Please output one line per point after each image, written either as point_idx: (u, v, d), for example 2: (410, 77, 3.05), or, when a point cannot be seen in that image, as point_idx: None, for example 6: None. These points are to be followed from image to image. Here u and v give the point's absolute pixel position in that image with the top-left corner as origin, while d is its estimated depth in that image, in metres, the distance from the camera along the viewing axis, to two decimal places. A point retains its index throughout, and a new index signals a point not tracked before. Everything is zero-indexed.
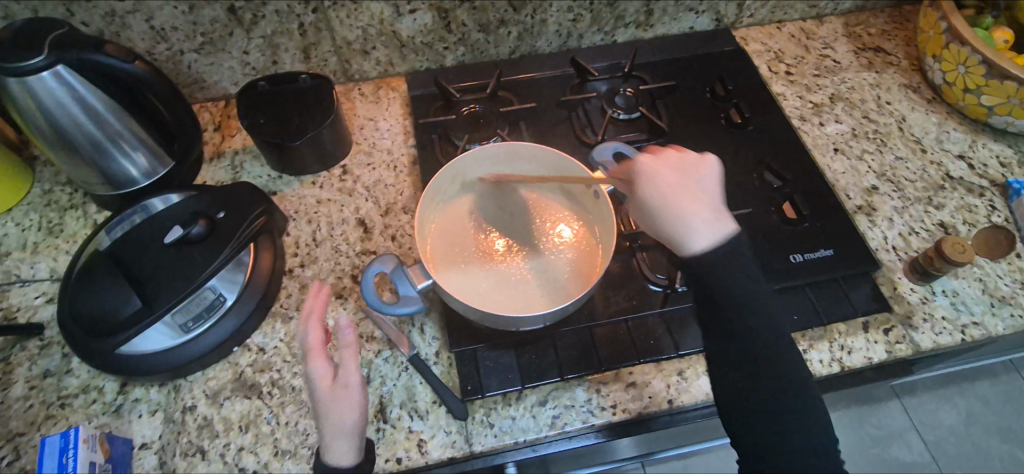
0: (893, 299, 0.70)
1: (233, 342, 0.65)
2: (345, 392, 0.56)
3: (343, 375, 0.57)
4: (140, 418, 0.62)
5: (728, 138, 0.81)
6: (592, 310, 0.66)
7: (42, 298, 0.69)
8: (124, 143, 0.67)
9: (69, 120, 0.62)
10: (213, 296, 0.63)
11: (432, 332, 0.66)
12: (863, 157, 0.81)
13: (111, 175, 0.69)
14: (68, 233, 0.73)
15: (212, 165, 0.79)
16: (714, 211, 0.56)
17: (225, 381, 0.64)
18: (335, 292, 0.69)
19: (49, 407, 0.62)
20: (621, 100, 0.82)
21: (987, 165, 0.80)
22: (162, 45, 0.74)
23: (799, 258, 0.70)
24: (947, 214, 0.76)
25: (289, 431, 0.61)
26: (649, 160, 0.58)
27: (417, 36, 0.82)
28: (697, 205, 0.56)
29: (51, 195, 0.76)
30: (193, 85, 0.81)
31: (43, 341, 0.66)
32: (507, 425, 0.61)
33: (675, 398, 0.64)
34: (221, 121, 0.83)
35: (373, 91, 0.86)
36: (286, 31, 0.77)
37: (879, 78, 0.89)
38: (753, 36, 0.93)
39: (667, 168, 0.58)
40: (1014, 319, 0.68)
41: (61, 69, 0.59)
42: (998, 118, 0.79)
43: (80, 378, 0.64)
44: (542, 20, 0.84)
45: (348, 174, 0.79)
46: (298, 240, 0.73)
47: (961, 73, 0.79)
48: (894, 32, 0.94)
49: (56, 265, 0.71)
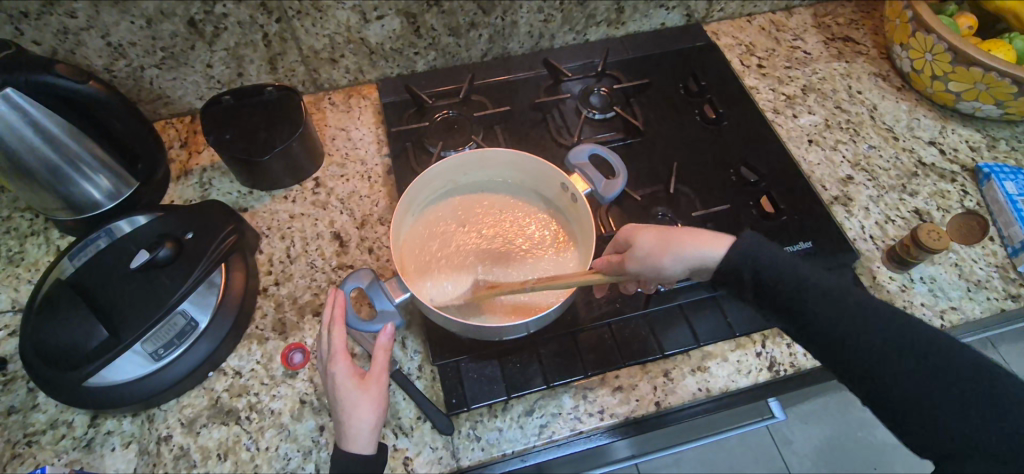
0: (873, 288, 0.70)
1: (209, 367, 0.63)
2: (371, 385, 0.54)
3: (374, 372, 0.55)
4: (113, 451, 0.60)
5: (703, 133, 0.81)
6: (575, 315, 0.65)
7: (4, 331, 0.66)
8: (84, 165, 0.64)
9: (22, 145, 0.59)
10: (184, 322, 0.61)
11: (413, 346, 0.65)
12: (837, 147, 0.82)
13: (71, 199, 0.66)
14: (29, 261, 0.70)
15: (180, 183, 0.76)
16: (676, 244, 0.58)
17: (201, 407, 0.62)
18: (312, 309, 0.68)
19: (16, 445, 0.60)
20: (596, 100, 0.81)
21: (958, 150, 0.81)
22: (121, 62, 0.72)
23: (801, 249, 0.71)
24: (921, 201, 0.77)
25: (270, 456, 0.59)
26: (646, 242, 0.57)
27: (385, 42, 0.80)
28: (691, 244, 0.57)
29: (8, 222, 0.72)
30: (156, 101, 0.79)
31: (6, 376, 0.63)
32: (494, 437, 0.61)
33: (662, 400, 0.63)
34: (186, 137, 0.80)
35: (344, 100, 0.85)
36: (249, 42, 0.74)
37: (849, 67, 0.90)
38: (724, 30, 0.93)
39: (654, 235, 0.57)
40: (990, 302, 0.69)
41: (10, 91, 0.55)
42: (966, 104, 0.80)
43: (47, 413, 0.61)
44: (513, 21, 0.83)
45: (321, 187, 0.77)
46: (272, 257, 0.71)
47: (929, 60, 0.79)
48: (862, 21, 0.94)
49: (17, 295, 0.68)
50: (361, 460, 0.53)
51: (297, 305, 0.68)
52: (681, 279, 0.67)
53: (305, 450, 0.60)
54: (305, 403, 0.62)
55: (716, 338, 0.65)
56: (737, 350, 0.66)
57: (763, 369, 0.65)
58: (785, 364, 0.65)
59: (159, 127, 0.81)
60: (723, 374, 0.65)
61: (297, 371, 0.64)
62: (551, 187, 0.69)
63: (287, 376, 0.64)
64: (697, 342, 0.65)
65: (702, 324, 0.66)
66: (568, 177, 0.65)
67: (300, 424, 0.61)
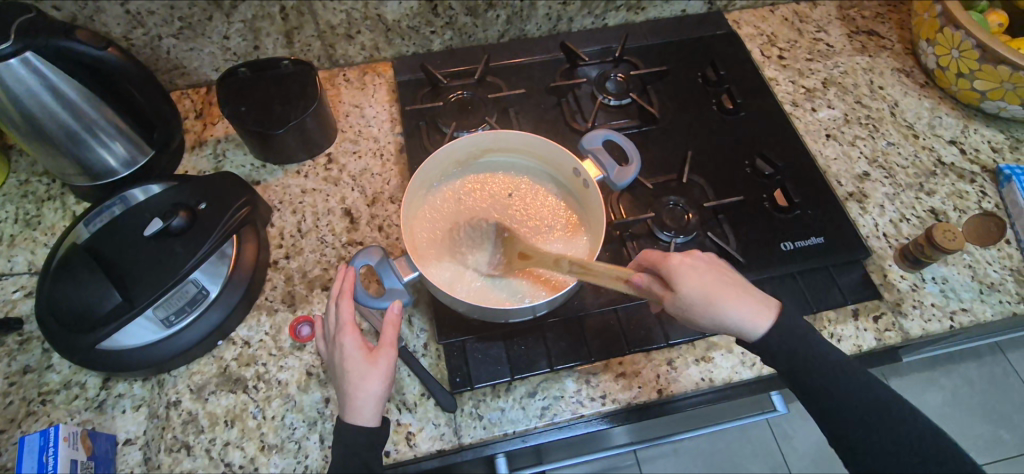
0: (883, 286, 0.70)
1: (218, 336, 0.64)
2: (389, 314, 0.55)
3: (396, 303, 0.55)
4: (124, 413, 0.61)
5: (720, 124, 0.80)
6: (582, 300, 0.65)
7: (20, 292, 0.67)
8: (101, 132, 0.64)
9: (43, 110, 0.60)
10: (196, 289, 0.62)
11: (420, 324, 0.65)
12: (855, 143, 0.80)
13: (88, 165, 0.67)
14: (46, 225, 0.71)
15: (194, 154, 0.77)
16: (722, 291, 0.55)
17: (210, 375, 0.63)
18: (321, 284, 0.68)
19: (30, 404, 0.61)
20: (612, 86, 0.81)
21: (978, 150, 0.80)
22: (139, 30, 0.72)
23: (821, 241, 0.71)
24: (938, 200, 0.76)
25: (276, 425, 0.61)
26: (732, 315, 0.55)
27: (402, 20, 0.80)
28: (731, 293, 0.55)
29: (27, 186, 0.73)
30: (173, 71, 0.79)
31: (22, 336, 0.65)
32: (496, 417, 0.61)
33: (664, 388, 0.63)
34: (202, 108, 0.80)
35: (359, 77, 0.84)
36: (267, 15, 0.74)
37: (872, 62, 0.88)
38: (746, 19, 0.92)
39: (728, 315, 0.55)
40: (1002, 305, 0.69)
41: (29, 56, 0.56)
42: (991, 103, 0.78)
43: (61, 373, 0.63)
44: (531, 3, 0.82)
45: (334, 162, 0.77)
46: (283, 231, 0.72)
47: (955, 57, 0.78)
48: (888, 15, 0.92)
49: (34, 258, 0.69)
50: (364, 431, 0.53)
51: (306, 279, 0.69)
52: None
53: (310, 421, 0.61)
54: (311, 375, 0.63)
55: (722, 330, 0.65)
56: None
57: (767, 362, 0.65)
58: None
59: (175, 97, 0.81)
60: (728, 365, 0.65)
61: (304, 344, 0.65)
62: (561, 172, 0.69)
63: (295, 348, 0.64)
64: (703, 332, 0.65)
65: None
66: (581, 163, 0.65)
67: (306, 395, 0.62)
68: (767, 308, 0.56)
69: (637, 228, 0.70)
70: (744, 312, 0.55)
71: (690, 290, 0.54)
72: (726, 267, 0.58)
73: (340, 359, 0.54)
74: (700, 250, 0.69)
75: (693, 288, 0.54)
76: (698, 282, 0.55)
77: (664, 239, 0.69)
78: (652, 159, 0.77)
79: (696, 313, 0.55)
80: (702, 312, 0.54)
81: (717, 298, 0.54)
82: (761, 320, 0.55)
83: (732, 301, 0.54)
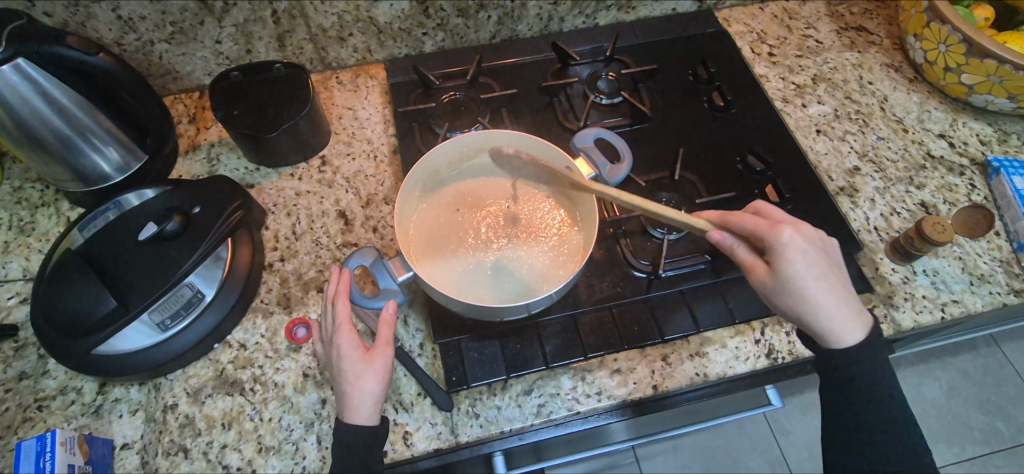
0: (875, 279, 0.70)
1: (214, 339, 0.64)
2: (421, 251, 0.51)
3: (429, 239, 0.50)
4: (121, 418, 0.61)
5: (711, 121, 0.81)
6: (577, 297, 0.66)
7: (15, 299, 0.67)
8: (94, 138, 0.64)
9: (35, 117, 0.60)
10: (191, 293, 0.62)
11: (416, 324, 0.66)
12: (845, 138, 0.81)
13: (81, 171, 0.67)
14: (40, 232, 0.71)
15: (188, 158, 0.77)
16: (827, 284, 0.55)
17: (207, 378, 0.63)
18: (316, 285, 0.69)
19: (27, 410, 0.61)
20: (604, 85, 0.81)
21: (967, 143, 0.80)
22: (131, 35, 0.72)
23: None
24: (928, 194, 0.76)
25: (273, 427, 0.61)
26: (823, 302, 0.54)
27: (394, 22, 0.80)
28: (831, 286, 0.55)
29: (20, 193, 0.73)
30: (165, 76, 0.79)
31: (18, 342, 0.65)
32: (493, 415, 0.61)
33: (659, 383, 0.64)
34: (195, 112, 0.81)
35: (352, 80, 0.84)
36: (258, 18, 0.74)
37: (861, 57, 0.89)
38: (736, 17, 0.92)
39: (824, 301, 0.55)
40: (993, 296, 0.69)
41: (20, 62, 0.56)
42: (979, 97, 0.79)
43: (58, 379, 0.63)
44: (522, 4, 0.83)
45: (328, 165, 0.77)
46: (278, 234, 0.72)
47: (942, 52, 0.78)
48: (876, 11, 0.93)
49: (29, 265, 0.69)
50: (361, 431, 0.54)
51: (301, 281, 0.69)
52: (682, 266, 0.68)
53: (307, 422, 0.61)
54: (307, 377, 0.63)
55: (716, 325, 0.66)
56: (736, 337, 0.67)
57: (761, 356, 0.66)
58: (784, 352, 0.66)
59: (168, 102, 0.81)
60: (722, 359, 0.65)
61: (300, 345, 0.65)
62: None
63: (291, 350, 0.65)
64: (697, 327, 0.65)
65: (704, 311, 0.66)
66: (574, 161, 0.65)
67: (302, 396, 0.62)
68: (860, 314, 0.56)
69: (630, 225, 0.70)
70: (839, 312, 0.55)
71: (795, 275, 0.53)
72: (832, 254, 0.57)
73: (337, 359, 0.55)
74: (693, 246, 0.70)
75: (801, 276, 0.54)
76: (808, 272, 0.54)
77: (657, 236, 0.69)
78: (645, 157, 0.77)
79: (789, 297, 0.54)
80: (796, 298, 0.54)
81: (818, 292, 0.54)
82: (850, 324, 0.55)
83: (830, 299, 0.54)
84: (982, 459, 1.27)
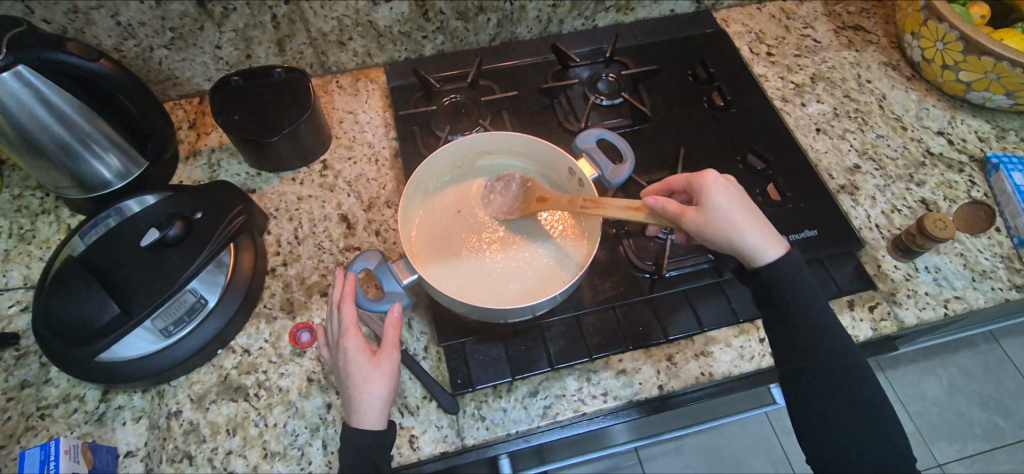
0: (877, 276, 0.70)
1: (217, 345, 0.63)
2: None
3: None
4: (124, 425, 0.61)
5: (712, 121, 0.81)
6: (580, 298, 0.66)
7: (16, 307, 0.67)
8: (95, 144, 0.64)
9: (34, 124, 0.59)
10: (194, 299, 0.62)
11: (420, 327, 0.66)
12: (845, 136, 0.81)
13: (82, 178, 0.66)
14: (40, 240, 0.71)
15: (188, 164, 0.77)
16: (741, 214, 0.58)
17: (211, 384, 0.63)
18: (319, 290, 0.68)
19: (30, 418, 0.61)
20: (604, 86, 0.81)
21: (965, 140, 0.81)
22: (130, 41, 0.72)
23: (816, 233, 0.72)
24: (928, 191, 0.77)
25: (278, 432, 0.60)
26: (742, 230, 0.58)
27: (394, 26, 0.80)
28: (743, 216, 0.58)
29: (19, 200, 0.73)
30: (164, 82, 0.79)
31: (19, 350, 0.64)
32: (499, 417, 0.61)
33: (665, 383, 0.64)
34: (194, 118, 0.80)
35: (352, 84, 0.84)
36: (258, 24, 0.74)
37: (859, 56, 0.89)
38: (734, 17, 0.93)
39: (744, 230, 0.58)
40: (994, 292, 0.69)
41: (21, 69, 0.55)
42: (976, 94, 0.80)
43: (60, 387, 0.62)
44: (521, 6, 0.83)
45: (329, 169, 0.77)
46: (280, 239, 0.72)
47: (940, 50, 0.79)
48: (873, 10, 0.94)
49: (29, 273, 0.69)
50: (369, 434, 0.54)
51: (304, 285, 0.69)
52: (686, 265, 0.68)
53: (312, 427, 0.61)
54: (312, 381, 0.63)
55: (720, 324, 0.66)
56: (741, 336, 0.67)
57: (766, 355, 0.66)
58: None
59: (167, 108, 0.81)
60: (726, 358, 0.65)
61: (304, 350, 0.65)
62: (556, 174, 0.70)
63: (294, 355, 0.64)
64: (702, 327, 0.66)
65: (708, 310, 0.67)
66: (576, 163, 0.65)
67: (307, 401, 0.62)
68: (774, 236, 0.59)
69: (632, 225, 0.70)
70: (753, 234, 0.58)
71: (712, 209, 0.57)
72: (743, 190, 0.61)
73: (344, 363, 0.54)
74: (696, 246, 0.70)
75: (718, 208, 0.57)
76: (722, 203, 0.58)
77: (660, 236, 0.69)
78: (646, 158, 0.78)
79: (712, 231, 0.58)
80: (718, 229, 0.57)
81: (734, 221, 0.57)
82: (767, 243, 0.58)
83: (746, 227, 0.58)
84: (985, 454, 1.27)
